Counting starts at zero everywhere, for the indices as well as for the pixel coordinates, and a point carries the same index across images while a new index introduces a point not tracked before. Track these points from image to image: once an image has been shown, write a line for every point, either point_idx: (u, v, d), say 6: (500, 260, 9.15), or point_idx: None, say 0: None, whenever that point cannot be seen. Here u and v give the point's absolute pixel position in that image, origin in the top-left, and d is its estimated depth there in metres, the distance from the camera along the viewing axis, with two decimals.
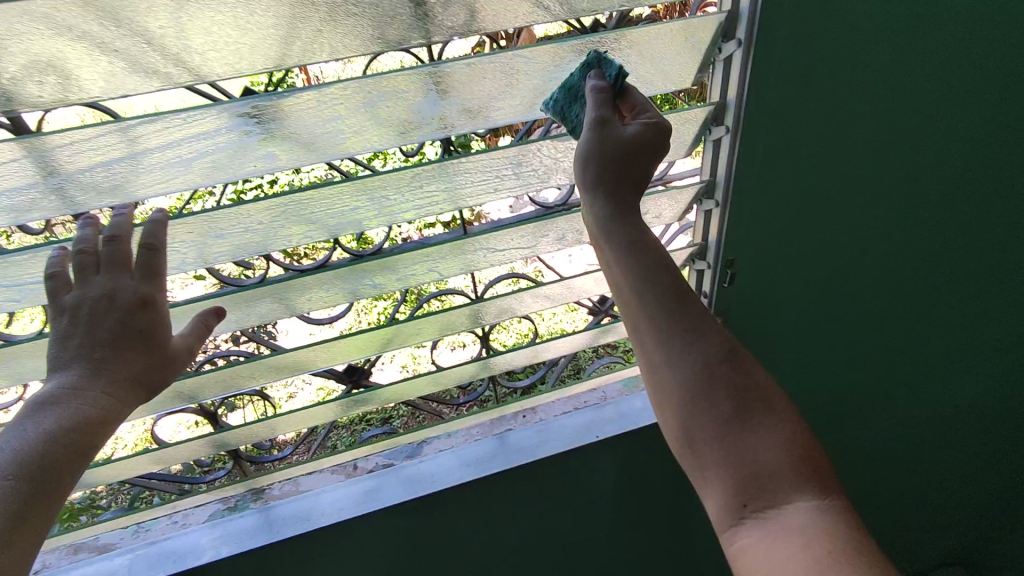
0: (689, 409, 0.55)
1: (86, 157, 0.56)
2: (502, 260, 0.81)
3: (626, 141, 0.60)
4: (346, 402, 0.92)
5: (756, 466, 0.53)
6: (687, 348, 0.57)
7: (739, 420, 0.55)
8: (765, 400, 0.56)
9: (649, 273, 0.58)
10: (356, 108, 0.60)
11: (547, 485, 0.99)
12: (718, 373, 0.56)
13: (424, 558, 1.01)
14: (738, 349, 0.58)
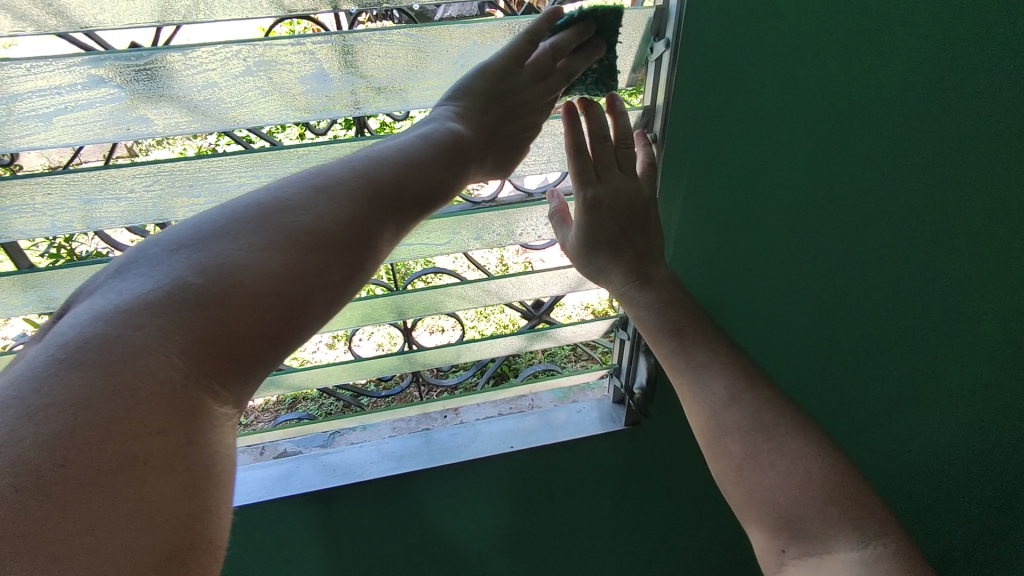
0: (713, 456, 0.60)
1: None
2: (420, 253, 0.76)
3: (594, 219, 0.66)
4: (256, 383, 0.87)
5: (780, 509, 0.54)
6: (697, 398, 0.61)
7: (748, 466, 0.57)
8: (775, 440, 0.57)
9: (655, 330, 0.65)
10: (233, 77, 0.55)
11: (462, 490, 0.94)
12: (727, 417, 0.59)
13: (331, 557, 0.95)
14: (745, 385, 0.60)
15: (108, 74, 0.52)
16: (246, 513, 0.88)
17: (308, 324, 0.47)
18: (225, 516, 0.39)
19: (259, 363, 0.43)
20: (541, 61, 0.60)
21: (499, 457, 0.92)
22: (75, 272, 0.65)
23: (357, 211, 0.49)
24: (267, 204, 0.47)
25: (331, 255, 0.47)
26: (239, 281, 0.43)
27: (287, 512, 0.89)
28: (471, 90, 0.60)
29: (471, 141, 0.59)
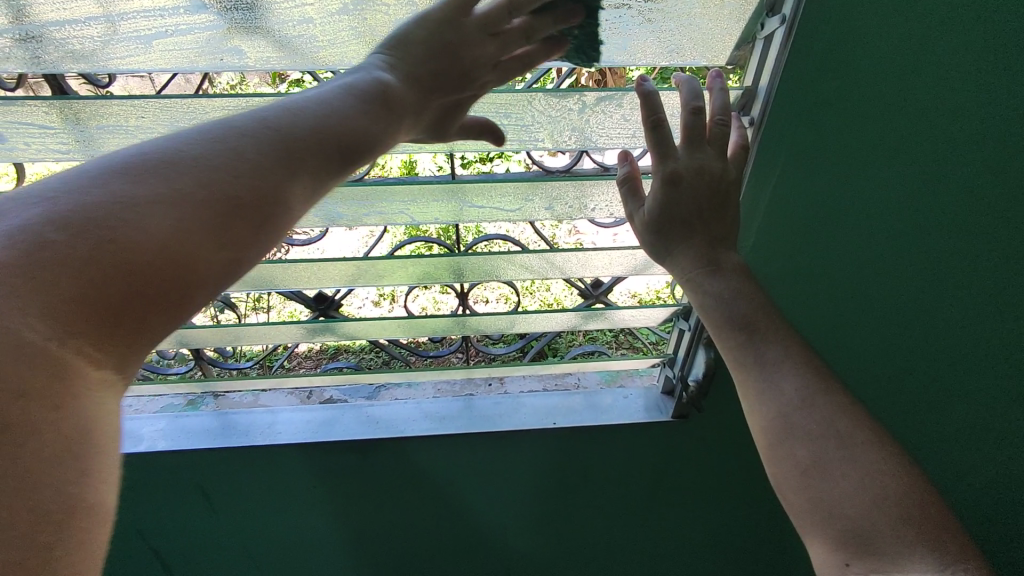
0: (770, 456, 0.55)
1: (33, 16, 0.51)
2: (485, 216, 0.75)
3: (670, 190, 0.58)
4: (312, 328, 0.88)
5: (850, 521, 0.49)
6: (764, 395, 0.55)
7: (815, 473, 0.52)
8: (847, 449, 0.52)
9: (728, 322, 0.57)
10: (329, 15, 0.54)
11: (500, 459, 0.94)
12: (801, 419, 0.53)
13: (365, 506, 0.97)
14: (821, 387, 0.54)
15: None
16: (290, 451, 0.90)
17: (201, 292, 0.39)
18: (109, 485, 0.33)
19: (141, 334, 0.36)
20: (494, 12, 0.55)
21: (540, 431, 0.92)
22: None
23: (263, 159, 0.42)
24: (154, 152, 0.39)
25: (225, 212, 0.39)
26: (117, 236, 0.35)
27: (329, 456, 0.92)
28: (410, 40, 0.54)
29: (399, 94, 0.52)
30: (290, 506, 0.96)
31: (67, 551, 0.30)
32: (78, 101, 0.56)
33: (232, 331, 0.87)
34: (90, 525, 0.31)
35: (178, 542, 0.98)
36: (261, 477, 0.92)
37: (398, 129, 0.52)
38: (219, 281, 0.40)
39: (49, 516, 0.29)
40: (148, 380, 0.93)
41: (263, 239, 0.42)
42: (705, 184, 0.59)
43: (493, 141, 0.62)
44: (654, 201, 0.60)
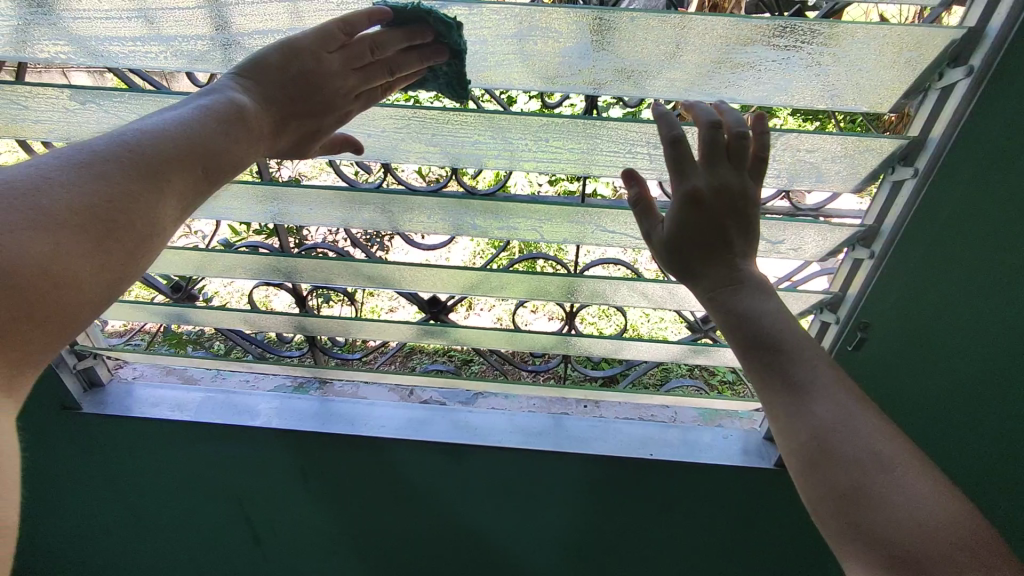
0: (801, 480, 0.50)
1: (241, 26, 0.62)
2: (608, 241, 0.76)
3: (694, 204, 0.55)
4: (422, 329, 0.93)
5: (896, 541, 0.45)
6: (792, 417, 0.50)
7: (852, 501, 0.47)
8: (883, 474, 0.47)
9: (751, 341, 0.52)
10: (502, 37, 0.58)
11: (587, 483, 0.94)
12: (835, 441, 0.48)
13: (448, 509, 0.99)
14: (849, 404, 0.50)
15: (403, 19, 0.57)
16: (388, 445, 0.94)
17: (81, 311, 0.42)
18: (9, 495, 0.37)
19: (27, 348, 0.39)
20: (356, 48, 0.59)
21: (636, 460, 0.90)
22: (317, 195, 0.73)
23: (130, 183, 0.45)
24: (23, 178, 0.41)
25: (100, 235, 0.43)
26: (1, 262, 0.37)
27: (421, 456, 0.94)
28: (266, 65, 0.58)
29: (251, 113, 0.56)
30: (378, 498, 0.99)
31: None
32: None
33: (349, 322, 0.92)
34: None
35: (271, 518, 1.04)
36: (356, 467, 0.96)
37: (255, 144, 0.57)
38: (99, 301, 0.43)
39: None
40: (266, 360, 0.99)
41: (130, 259, 0.45)
42: (723, 204, 0.56)
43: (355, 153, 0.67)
44: (671, 219, 0.56)
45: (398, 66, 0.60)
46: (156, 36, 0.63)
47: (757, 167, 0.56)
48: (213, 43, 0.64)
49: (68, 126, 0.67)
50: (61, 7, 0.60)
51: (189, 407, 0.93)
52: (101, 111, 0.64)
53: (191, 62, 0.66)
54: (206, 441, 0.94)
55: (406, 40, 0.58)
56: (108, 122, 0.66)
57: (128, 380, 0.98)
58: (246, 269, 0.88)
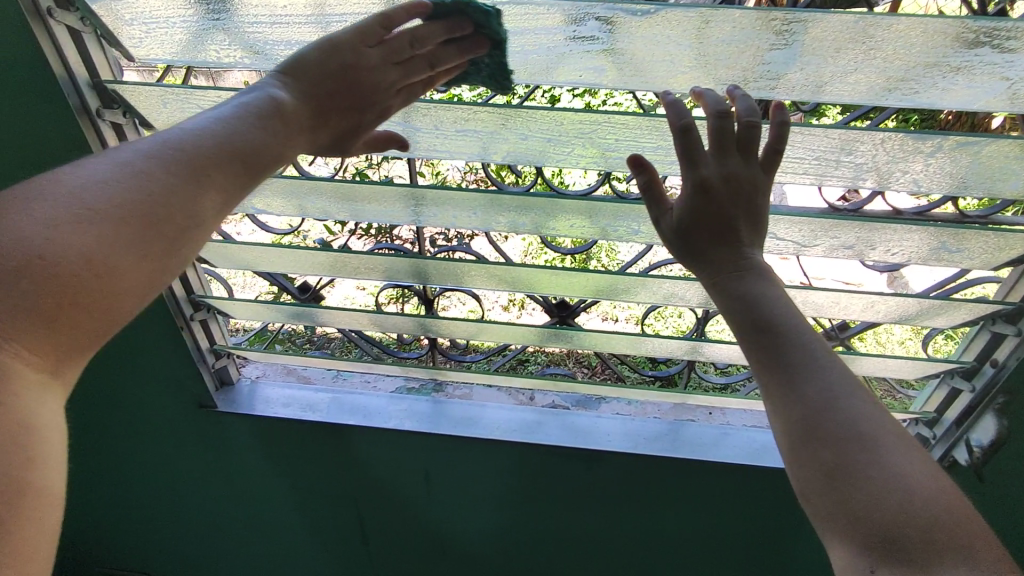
0: (788, 457, 0.50)
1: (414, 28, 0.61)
2: (768, 247, 0.73)
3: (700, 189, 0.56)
4: (549, 333, 0.92)
5: (877, 518, 0.45)
6: (785, 398, 0.50)
7: (840, 479, 0.46)
8: (870, 452, 0.47)
9: (745, 322, 0.54)
10: (711, 41, 0.55)
11: (706, 487, 0.95)
12: (824, 423, 0.48)
13: (560, 510, 1.01)
14: (836, 388, 0.49)
15: (613, 23, 0.55)
16: (506, 448, 0.94)
17: (130, 299, 0.44)
18: (55, 470, 0.40)
19: (81, 336, 0.42)
20: (396, 41, 0.58)
21: (758, 467, 0.90)
22: (469, 198, 0.73)
23: (174, 179, 0.47)
24: (74, 176, 0.44)
25: (140, 227, 0.44)
26: (44, 255, 0.40)
27: (537, 458, 0.95)
28: (305, 63, 0.58)
29: (288, 108, 0.57)
30: (490, 498, 1.01)
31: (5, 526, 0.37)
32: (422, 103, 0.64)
33: (474, 325, 0.91)
34: (32, 501, 0.38)
35: (381, 517, 1.05)
36: (473, 469, 0.97)
37: (295, 138, 0.58)
38: (141, 293, 0.45)
39: None
40: (384, 360, 0.99)
41: (173, 250, 0.47)
42: (732, 192, 0.56)
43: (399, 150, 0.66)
44: (682, 204, 0.58)
45: (444, 59, 0.60)
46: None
47: (771, 161, 0.57)
48: None
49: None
50: (240, 11, 0.59)
51: (316, 409, 0.94)
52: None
53: None
54: (327, 442, 0.95)
55: (445, 33, 0.57)
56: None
57: (251, 378, 1.00)
58: (377, 270, 0.87)
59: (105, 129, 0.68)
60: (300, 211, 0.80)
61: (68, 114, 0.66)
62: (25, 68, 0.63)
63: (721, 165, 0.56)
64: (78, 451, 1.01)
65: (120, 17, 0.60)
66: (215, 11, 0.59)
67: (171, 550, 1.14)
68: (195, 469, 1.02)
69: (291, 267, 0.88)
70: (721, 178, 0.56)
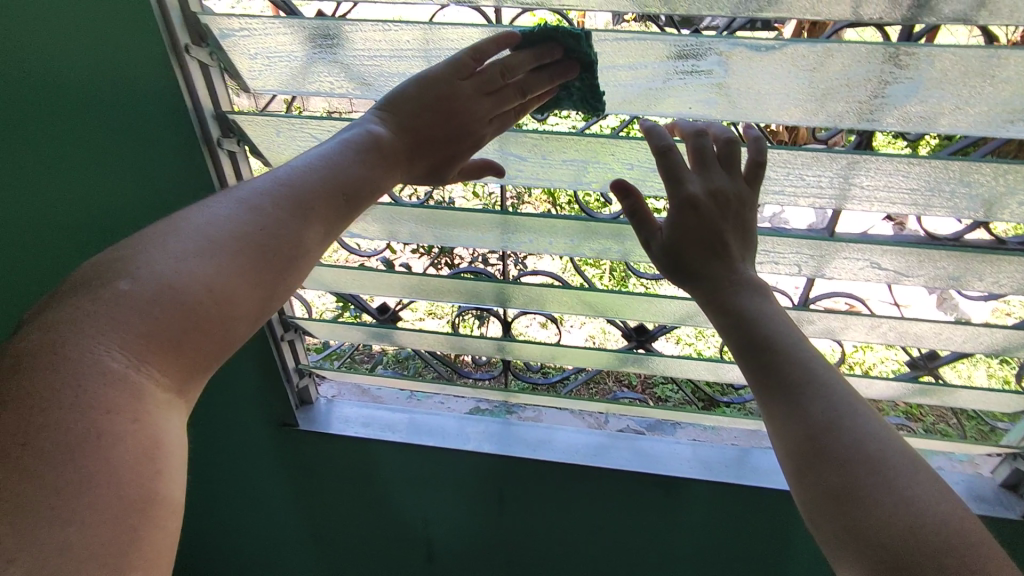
0: (793, 479, 0.50)
1: None
2: (866, 276, 0.72)
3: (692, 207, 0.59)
4: (626, 357, 0.91)
5: (882, 540, 0.44)
6: (787, 418, 0.51)
7: (847, 501, 0.46)
8: (880, 474, 0.46)
9: (742, 340, 0.55)
10: (830, 75, 0.56)
11: (779, 515, 0.93)
12: (826, 444, 0.48)
13: (626, 533, 1.01)
14: (838, 406, 0.50)
15: (731, 57, 0.56)
16: (574, 471, 0.94)
17: (241, 327, 0.46)
18: (180, 485, 0.39)
19: (199, 361, 0.43)
20: (486, 73, 0.59)
21: None
22: (559, 224, 0.73)
23: (283, 214, 0.49)
24: (195, 213, 0.47)
25: (252, 257, 0.46)
26: (174, 282, 0.41)
27: (605, 481, 0.95)
28: (403, 98, 0.59)
29: (384, 143, 0.58)
30: (555, 519, 1.01)
31: (143, 538, 0.35)
32: (522, 136, 0.65)
33: (550, 348, 0.91)
34: (167, 513, 0.37)
35: (450, 531, 1.08)
36: (540, 490, 0.98)
37: (390, 171, 0.58)
38: (250, 322, 0.46)
39: (135, 505, 0.35)
40: (457, 381, 1.00)
41: (277, 282, 0.48)
42: (718, 206, 0.59)
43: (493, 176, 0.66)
44: (671, 225, 0.60)
45: (533, 86, 0.60)
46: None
47: (753, 174, 0.60)
48: None
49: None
50: (357, 45, 0.61)
51: (397, 427, 0.99)
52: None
53: None
54: (406, 460, 0.99)
55: (536, 57, 0.58)
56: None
57: (328, 397, 1.04)
58: (457, 293, 0.88)
59: (222, 157, 0.71)
60: (389, 236, 0.81)
61: (190, 144, 0.69)
62: (156, 102, 0.67)
63: (705, 180, 0.59)
64: None
65: (245, 52, 0.63)
66: (334, 46, 0.61)
67: (247, 553, 1.19)
68: (275, 478, 1.06)
69: (372, 291, 0.89)
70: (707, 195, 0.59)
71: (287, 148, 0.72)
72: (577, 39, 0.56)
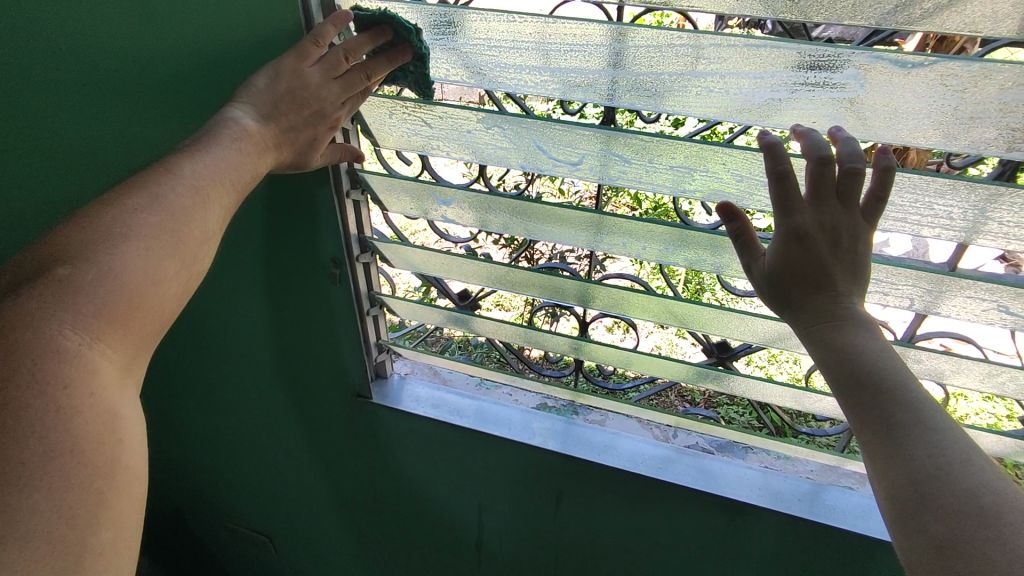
0: (895, 527, 0.49)
1: (638, 64, 0.60)
2: (989, 318, 0.66)
3: (798, 239, 0.57)
4: (703, 372, 0.88)
5: None
6: (888, 464, 0.50)
7: (952, 552, 0.45)
8: (996, 529, 0.44)
9: (844, 383, 0.55)
10: (985, 98, 0.51)
11: (848, 558, 0.88)
12: (932, 493, 0.47)
13: (676, 550, 0.98)
14: (946, 455, 0.48)
15: (871, 71, 0.53)
16: (631, 479, 0.93)
17: (165, 304, 0.55)
18: (137, 455, 0.49)
19: (139, 333, 0.52)
20: (331, 58, 0.63)
21: None
22: (652, 229, 0.71)
23: (194, 206, 0.58)
24: (112, 208, 0.54)
25: (173, 243, 0.56)
26: (107, 268, 0.50)
27: (661, 496, 0.93)
28: (257, 89, 0.64)
29: (256, 135, 0.64)
30: (606, 524, 1.00)
31: (110, 498, 0.45)
32: (634, 137, 0.63)
33: (625, 354, 0.89)
34: (125, 476, 0.47)
35: (500, 521, 1.09)
36: (595, 493, 0.97)
37: (262, 156, 0.65)
38: (174, 300, 0.56)
39: (99, 472, 0.45)
40: (528, 375, 1.00)
41: (191, 262, 0.58)
42: (830, 240, 0.57)
43: (356, 162, 0.74)
44: (772, 255, 0.58)
45: (376, 69, 0.63)
46: (552, 69, 0.64)
47: (870, 209, 0.56)
48: (606, 76, 0.63)
49: (456, 145, 0.73)
50: (478, 34, 0.62)
51: (465, 413, 1.00)
52: (498, 135, 0.69)
53: (571, 91, 0.65)
54: (469, 446, 1.00)
55: (370, 40, 0.61)
56: (499, 144, 0.70)
57: (402, 374, 1.07)
58: (540, 289, 0.87)
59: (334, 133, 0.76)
60: (481, 224, 0.82)
61: None
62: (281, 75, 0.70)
63: (816, 212, 0.57)
64: (247, 413, 1.12)
65: None
66: (454, 33, 0.64)
67: (307, 510, 1.25)
68: (343, 444, 1.10)
69: (455, 277, 0.90)
70: (817, 227, 0.57)
71: (398, 128, 0.74)
72: (396, 25, 0.59)
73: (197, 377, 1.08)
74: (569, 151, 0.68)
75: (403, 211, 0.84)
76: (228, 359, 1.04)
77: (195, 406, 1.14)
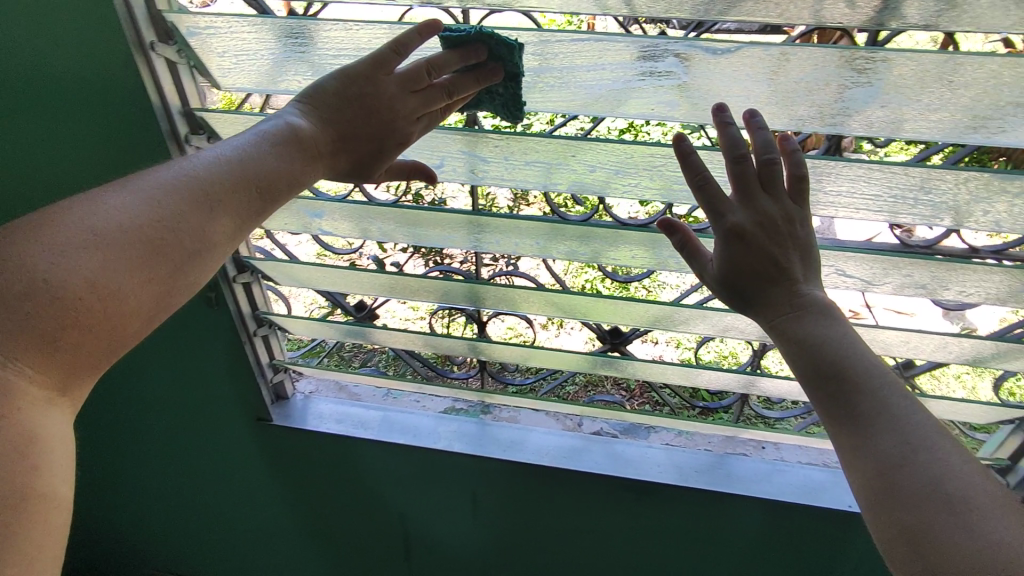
0: (865, 511, 0.49)
1: None
2: (835, 282, 0.71)
3: (739, 232, 0.56)
4: (599, 360, 0.91)
5: None
6: (856, 449, 0.49)
7: (923, 538, 0.45)
8: (961, 515, 0.44)
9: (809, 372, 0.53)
10: (792, 78, 0.55)
11: (752, 521, 0.93)
12: (899, 477, 0.47)
13: (597, 535, 1.00)
14: (926, 442, 0.48)
15: (690, 59, 0.56)
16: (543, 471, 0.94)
17: (136, 318, 0.48)
18: (61, 479, 0.44)
19: (92, 356, 0.46)
20: (412, 72, 0.58)
21: (809, 505, 0.88)
22: (523, 226, 0.73)
23: (185, 207, 0.51)
24: (72, 204, 0.48)
25: (148, 252, 0.48)
26: (47, 278, 0.43)
27: (574, 484, 0.94)
28: (324, 91, 0.59)
29: (304, 136, 0.58)
30: (528, 519, 1.01)
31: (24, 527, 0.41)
32: (487, 136, 0.64)
33: (522, 350, 0.91)
34: (45, 505, 0.43)
35: (426, 530, 1.08)
36: (512, 489, 0.98)
37: (311, 164, 0.59)
38: (149, 315, 0.49)
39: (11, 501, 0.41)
40: (433, 381, 0.99)
41: (181, 273, 0.51)
42: (770, 233, 0.56)
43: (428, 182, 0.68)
44: (720, 254, 0.57)
45: (460, 90, 0.60)
46: None
47: (796, 189, 0.57)
48: None
49: None
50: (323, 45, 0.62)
51: (371, 425, 0.99)
52: None
53: None
54: (383, 458, 0.99)
55: (450, 57, 0.57)
56: None
57: (307, 394, 1.05)
58: (431, 293, 0.88)
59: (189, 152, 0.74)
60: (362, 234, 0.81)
61: (158, 140, 0.72)
62: (130, 97, 0.69)
63: (752, 205, 0.56)
64: (148, 451, 1.06)
65: (214, 50, 0.66)
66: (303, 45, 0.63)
67: (226, 545, 1.20)
68: (255, 471, 1.07)
69: (345, 289, 0.89)
70: (753, 219, 0.56)
71: None
72: (494, 41, 0.56)
73: (87, 420, 1.02)
74: (429, 154, 0.69)
75: (283, 227, 0.83)
76: (117, 396, 0.99)
77: (90, 450, 1.08)
